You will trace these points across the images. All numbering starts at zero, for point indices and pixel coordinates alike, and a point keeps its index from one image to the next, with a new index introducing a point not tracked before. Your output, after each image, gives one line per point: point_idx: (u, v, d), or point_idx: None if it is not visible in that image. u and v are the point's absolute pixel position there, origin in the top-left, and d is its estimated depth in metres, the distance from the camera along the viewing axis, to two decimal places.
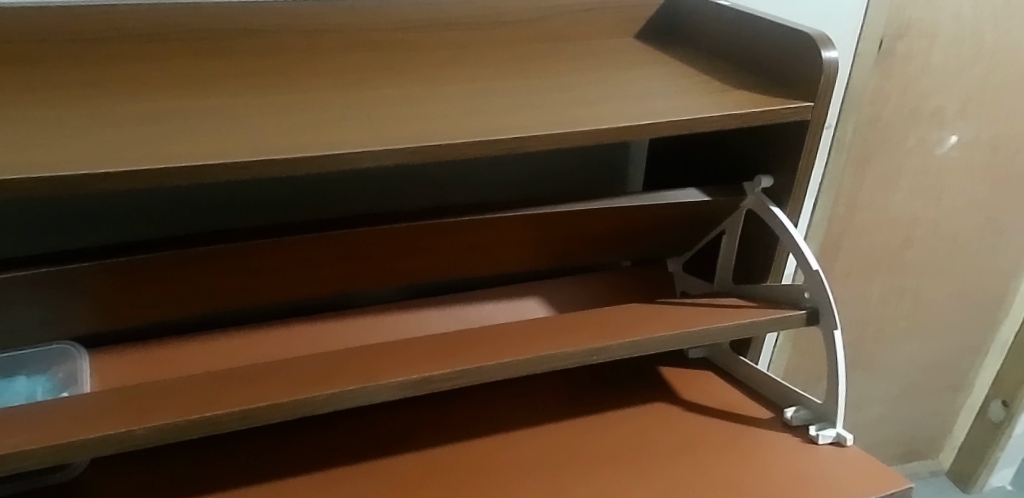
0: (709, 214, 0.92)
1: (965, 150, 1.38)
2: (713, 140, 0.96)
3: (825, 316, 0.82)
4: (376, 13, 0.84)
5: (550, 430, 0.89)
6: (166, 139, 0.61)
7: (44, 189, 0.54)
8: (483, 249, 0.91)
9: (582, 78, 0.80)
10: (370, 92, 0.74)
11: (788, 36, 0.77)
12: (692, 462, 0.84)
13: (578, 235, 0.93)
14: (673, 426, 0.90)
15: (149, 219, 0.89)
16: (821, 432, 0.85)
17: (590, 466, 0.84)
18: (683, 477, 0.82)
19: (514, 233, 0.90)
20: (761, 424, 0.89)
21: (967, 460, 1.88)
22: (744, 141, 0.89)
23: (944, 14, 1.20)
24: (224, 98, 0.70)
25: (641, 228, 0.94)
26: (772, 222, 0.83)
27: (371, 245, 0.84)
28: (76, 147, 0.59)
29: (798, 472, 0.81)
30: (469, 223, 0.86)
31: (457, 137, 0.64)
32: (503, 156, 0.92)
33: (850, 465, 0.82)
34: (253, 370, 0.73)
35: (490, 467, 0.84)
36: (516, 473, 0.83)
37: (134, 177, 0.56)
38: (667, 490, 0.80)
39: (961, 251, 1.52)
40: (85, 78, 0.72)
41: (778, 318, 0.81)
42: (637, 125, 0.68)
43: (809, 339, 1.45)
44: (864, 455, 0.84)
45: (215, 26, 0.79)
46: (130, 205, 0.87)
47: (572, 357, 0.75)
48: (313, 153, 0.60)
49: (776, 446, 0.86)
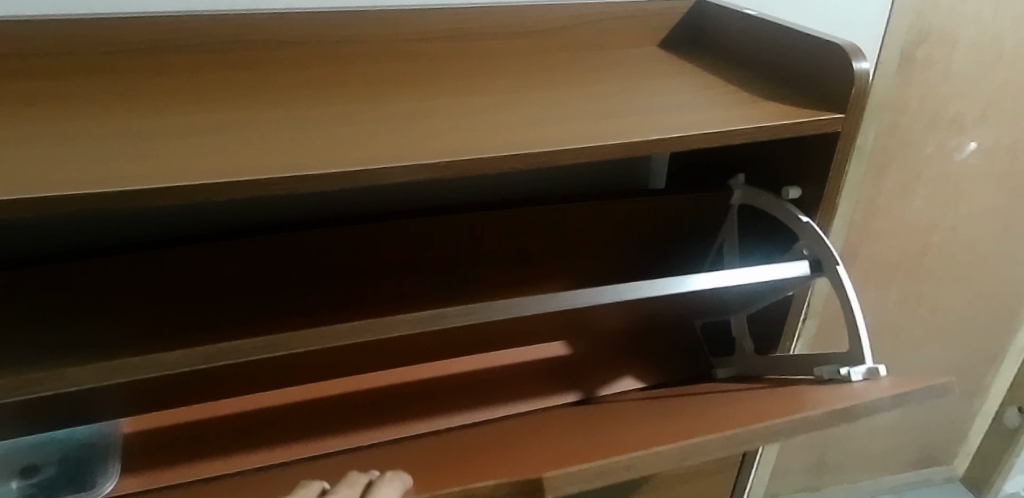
0: (700, 213, 1.00)
1: (983, 157, 1.37)
2: (710, 157, 1.02)
3: (827, 264, 0.81)
4: (402, 22, 0.84)
5: (572, 420, 0.87)
6: (198, 154, 0.61)
7: (75, 206, 0.54)
8: (496, 247, 0.97)
9: (610, 89, 0.79)
10: (398, 103, 0.73)
11: (818, 46, 0.76)
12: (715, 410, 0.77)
13: (584, 237, 1.01)
14: (696, 401, 0.86)
15: (180, 224, 0.90)
16: (853, 369, 0.77)
17: (610, 429, 0.79)
18: (704, 417, 0.75)
19: (522, 230, 0.97)
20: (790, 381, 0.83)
21: (984, 467, 1.87)
22: (752, 154, 0.93)
23: (966, 21, 1.19)
24: (255, 110, 0.70)
25: (648, 233, 1.02)
26: (770, 206, 0.87)
27: (391, 237, 0.92)
28: (109, 160, 0.59)
29: (826, 395, 0.73)
30: (481, 216, 0.95)
31: (489, 151, 0.63)
32: (513, 175, 1.02)
33: (884, 382, 0.73)
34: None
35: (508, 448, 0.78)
36: (527, 443, 0.78)
37: (166, 194, 0.56)
38: (687, 425, 0.73)
39: (978, 257, 1.51)
40: (115, 88, 0.72)
41: (784, 273, 0.79)
42: (666, 138, 0.68)
43: (828, 324, 1.40)
44: (903, 376, 0.74)
45: (243, 38, 0.79)
46: (162, 212, 0.89)
47: (582, 296, 0.74)
48: (345, 168, 0.59)
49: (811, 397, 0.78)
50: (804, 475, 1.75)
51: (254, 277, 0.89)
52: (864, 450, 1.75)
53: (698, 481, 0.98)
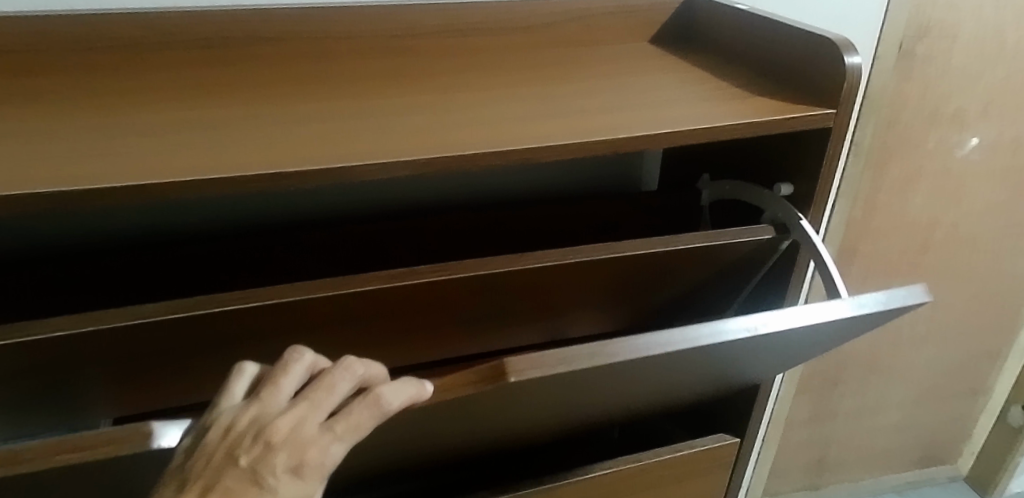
0: (684, 213, 1.00)
1: (985, 153, 1.35)
2: (697, 155, 1.01)
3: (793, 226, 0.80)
4: (387, 19, 0.83)
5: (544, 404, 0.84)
6: (174, 151, 0.60)
7: (48, 204, 0.53)
8: (486, 244, 0.97)
9: (597, 85, 0.78)
10: (383, 100, 0.73)
11: (811, 41, 0.75)
12: (725, 358, 0.69)
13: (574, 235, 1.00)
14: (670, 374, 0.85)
15: (168, 224, 0.90)
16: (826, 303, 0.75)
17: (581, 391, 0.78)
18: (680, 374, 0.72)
19: (512, 227, 0.96)
20: (829, 338, 0.74)
21: (988, 466, 1.85)
22: (743, 151, 0.92)
23: (966, 14, 1.18)
24: (236, 107, 0.69)
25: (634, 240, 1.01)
26: (752, 194, 0.85)
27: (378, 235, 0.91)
28: (84, 157, 0.58)
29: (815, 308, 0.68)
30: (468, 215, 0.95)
31: (472, 148, 0.62)
32: (502, 171, 1.01)
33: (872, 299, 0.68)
34: (222, 327, 0.69)
35: (505, 418, 0.69)
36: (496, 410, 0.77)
37: (140, 192, 0.55)
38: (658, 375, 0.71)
39: (980, 254, 1.49)
40: (93, 87, 0.71)
41: (744, 235, 0.79)
42: (653, 133, 0.66)
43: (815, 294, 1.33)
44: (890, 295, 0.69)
45: (227, 35, 0.78)
46: (150, 213, 0.88)
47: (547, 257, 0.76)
48: (325, 165, 0.58)
49: (835, 332, 0.71)
50: (804, 474, 1.74)
51: (241, 278, 0.88)
52: (864, 449, 1.74)
53: (692, 482, 0.97)
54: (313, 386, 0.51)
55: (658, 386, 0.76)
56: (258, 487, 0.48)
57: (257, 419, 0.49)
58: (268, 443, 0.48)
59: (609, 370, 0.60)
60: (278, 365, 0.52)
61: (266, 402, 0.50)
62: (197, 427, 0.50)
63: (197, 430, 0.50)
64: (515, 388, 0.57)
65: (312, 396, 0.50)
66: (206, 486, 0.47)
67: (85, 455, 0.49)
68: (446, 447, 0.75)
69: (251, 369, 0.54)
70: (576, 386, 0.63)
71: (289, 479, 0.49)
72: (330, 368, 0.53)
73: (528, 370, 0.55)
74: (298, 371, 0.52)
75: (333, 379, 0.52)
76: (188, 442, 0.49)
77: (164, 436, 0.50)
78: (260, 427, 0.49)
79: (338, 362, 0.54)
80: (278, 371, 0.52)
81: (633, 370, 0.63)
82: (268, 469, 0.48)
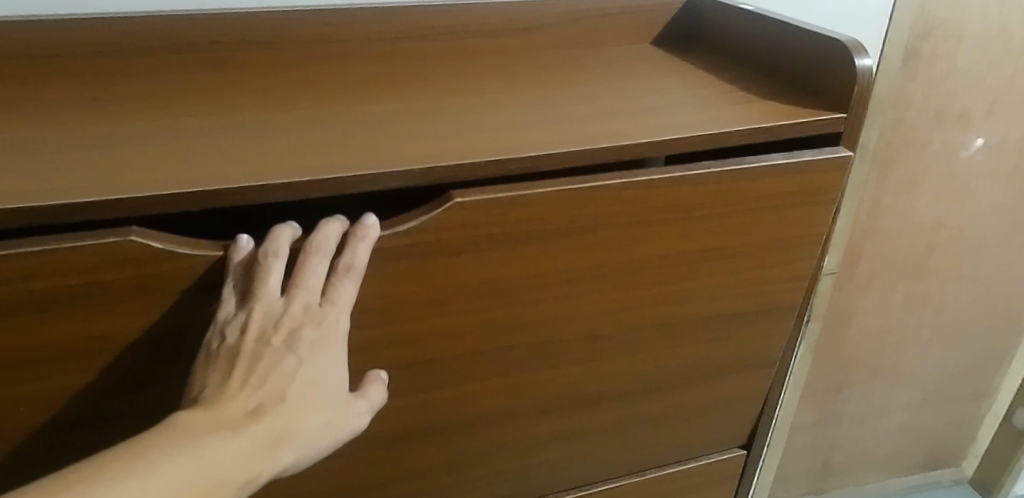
0: None
1: (990, 154, 1.33)
2: None
3: None
4: (381, 22, 0.81)
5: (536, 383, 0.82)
6: (159, 163, 0.57)
7: (22, 219, 0.50)
8: None
9: (598, 89, 0.76)
10: (378, 107, 0.70)
11: (819, 43, 0.73)
12: (692, 243, 0.72)
13: None
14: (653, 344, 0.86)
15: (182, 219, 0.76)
16: None
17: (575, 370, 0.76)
18: (659, 280, 0.73)
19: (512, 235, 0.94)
20: (799, 220, 0.76)
21: (991, 468, 1.81)
22: None
23: (970, 13, 1.16)
24: (222, 115, 0.66)
25: None
26: None
27: None
28: (62, 169, 0.55)
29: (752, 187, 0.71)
30: None
31: (469, 157, 0.60)
32: None
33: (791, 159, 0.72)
34: None
35: (484, 334, 0.70)
36: (492, 391, 0.75)
37: (120, 206, 0.52)
38: (628, 281, 0.72)
39: (985, 255, 1.46)
40: (75, 94, 0.69)
41: None
42: (658, 140, 0.64)
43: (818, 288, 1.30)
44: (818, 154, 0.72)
45: (216, 39, 0.76)
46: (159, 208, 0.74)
47: None
48: (316, 177, 0.56)
49: (798, 200, 0.74)
50: (807, 479, 1.71)
51: None
52: (867, 453, 1.72)
53: (693, 491, 0.94)
54: (299, 276, 0.58)
55: (645, 311, 0.75)
56: (293, 357, 0.57)
57: (266, 315, 0.57)
58: (288, 333, 0.57)
59: (563, 207, 0.65)
60: (258, 256, 0.57)
61: (267, 303, 0.57)
62: (217, 326, 0.57)
63: (216, 336, 0.57)
64: (480, 227, 0.63)
65: (302, 284, 0.58)
66: (248, 368, 0.56)
67: (71, 242, 0.52)
68: (433, 400, 0.73)
69: (235, 258, 0.57)
70: (540, 243, 0.66)
71: (317, 353, 0.58)
72: (305, 251, 0.58)
73: (472, 194, 0.61)
74: (280, 260, 0.57)
75: (313, 263, 0.58)
76: (216, 338, 0.57)
77: (140, 233, 0.55)
78: (276, 317, 0.57)
79: (310, 239, 0.58)
80: (260, 266, 0.56)
81: (595, 221, 0.67)
82: (296, 351, 0.57)
